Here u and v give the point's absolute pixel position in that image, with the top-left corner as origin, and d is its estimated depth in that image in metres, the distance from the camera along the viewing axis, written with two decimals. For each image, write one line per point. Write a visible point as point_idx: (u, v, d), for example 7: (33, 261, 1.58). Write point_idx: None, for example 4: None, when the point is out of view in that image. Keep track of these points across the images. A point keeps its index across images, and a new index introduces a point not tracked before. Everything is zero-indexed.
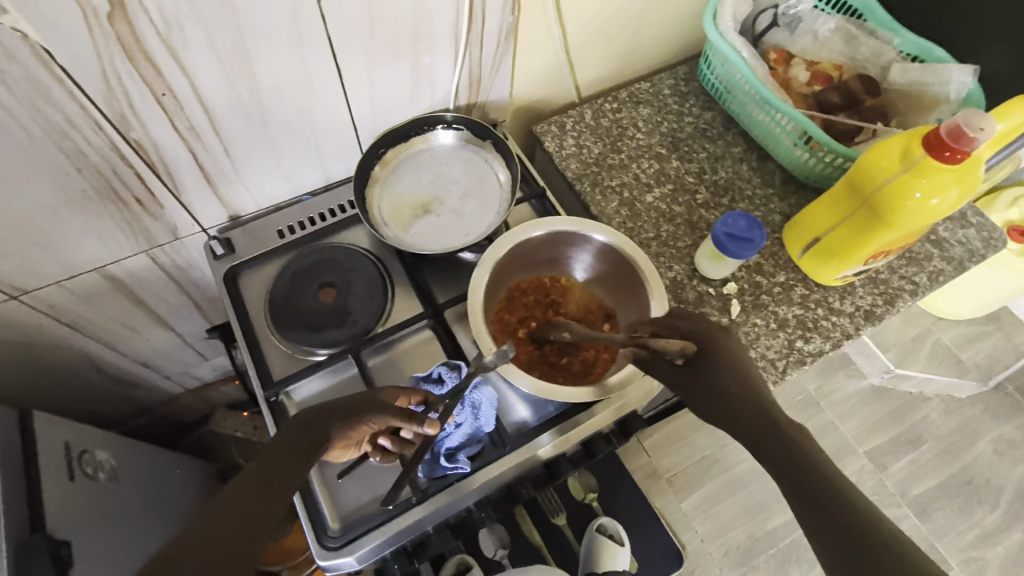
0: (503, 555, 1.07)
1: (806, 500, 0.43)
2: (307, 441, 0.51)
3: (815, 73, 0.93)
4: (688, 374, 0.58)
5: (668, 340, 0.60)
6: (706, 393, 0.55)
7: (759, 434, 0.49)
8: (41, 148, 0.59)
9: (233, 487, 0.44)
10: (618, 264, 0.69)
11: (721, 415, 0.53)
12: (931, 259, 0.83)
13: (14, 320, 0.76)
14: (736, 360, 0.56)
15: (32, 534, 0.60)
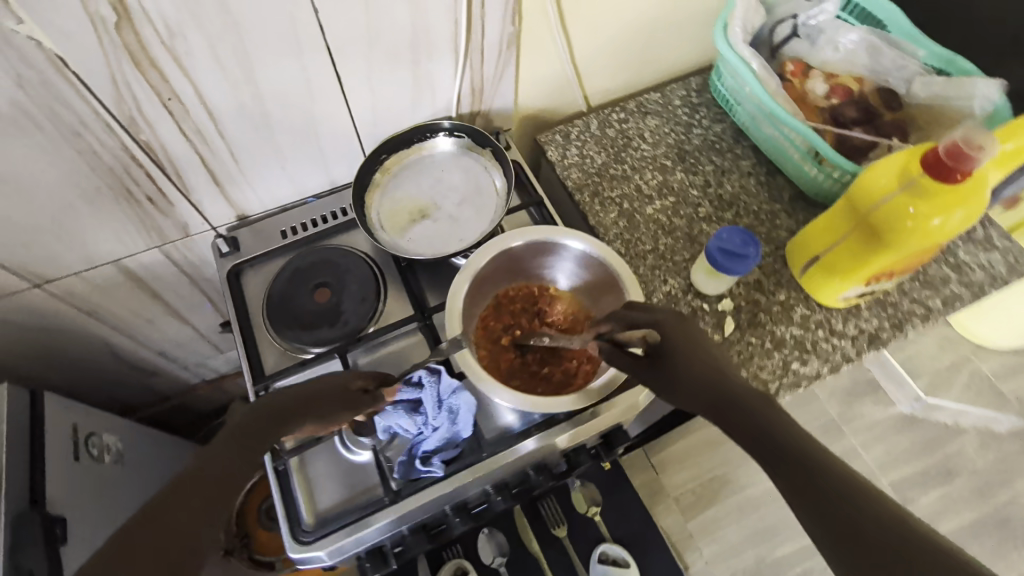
0: (501, 564, 1.05)
1: (807, 485, 0.41)
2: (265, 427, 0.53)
3: (833, 86, 0.89)
4: (648, 360, 0.57)
5: (627, 330, 0.60)
6: (666, 378, 0.54)
7: (736, 419, 0.46)
8: (57, 147, 0.63)
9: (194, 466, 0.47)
10: (601, 275, 0.69)
11: (685, 398, 0.52)
12: (948, 282, 0.78)
13: (37, 307, 0.82)
14: (694, 342, 0.55)
15: (30, 507, 0.64)
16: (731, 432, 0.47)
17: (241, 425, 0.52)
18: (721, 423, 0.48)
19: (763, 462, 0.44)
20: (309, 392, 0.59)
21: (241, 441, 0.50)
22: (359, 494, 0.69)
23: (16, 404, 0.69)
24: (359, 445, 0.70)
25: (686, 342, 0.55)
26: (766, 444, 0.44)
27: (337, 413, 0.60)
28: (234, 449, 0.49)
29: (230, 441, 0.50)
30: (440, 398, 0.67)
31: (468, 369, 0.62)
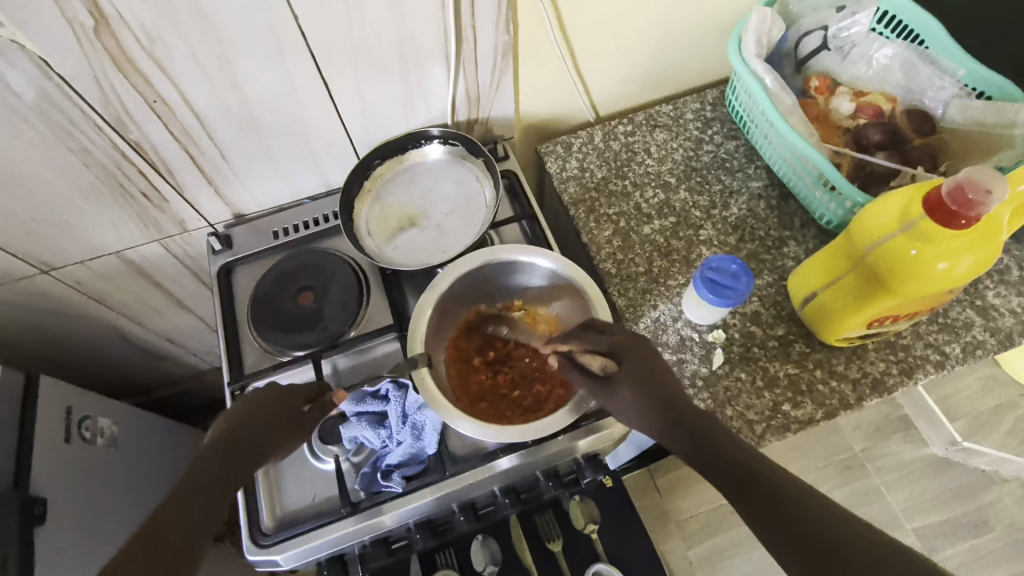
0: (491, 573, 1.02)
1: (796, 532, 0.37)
2: (225, 462, 0.53)
3: (861, 104, 0.82)
4: (609, 387, 0.55)
5: (586, 353, 0.59)
6: (620, 404, 0.54)
7: (700, 452, 0.46)
8: (51, 144, 0.66)
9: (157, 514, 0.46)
10: (575, 298, 0.66)
11: (643, 425, 0.52)
12: (971, 328, 0.71)
13: (46, 291, 0.86)
14: (648, 369, 0.54)
15: (13, 488, 0.67)
16: (697, 465, 0.46)
17: (201, 470, 0.51)
18: (682, 450, 0.48)
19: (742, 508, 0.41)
20: (235, 449, 0.55)
21: (167, 526, 0.45)
22: (320, 501, 0.68)
23: (10, 385, 0.73)
24: (325, 454, 0.69)
25: (646, 367, 0.55)
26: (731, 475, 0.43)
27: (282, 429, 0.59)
28: (163, 535, 0.44)
29: (160, 519, 0.46)
30: (405, 413, 0.66)
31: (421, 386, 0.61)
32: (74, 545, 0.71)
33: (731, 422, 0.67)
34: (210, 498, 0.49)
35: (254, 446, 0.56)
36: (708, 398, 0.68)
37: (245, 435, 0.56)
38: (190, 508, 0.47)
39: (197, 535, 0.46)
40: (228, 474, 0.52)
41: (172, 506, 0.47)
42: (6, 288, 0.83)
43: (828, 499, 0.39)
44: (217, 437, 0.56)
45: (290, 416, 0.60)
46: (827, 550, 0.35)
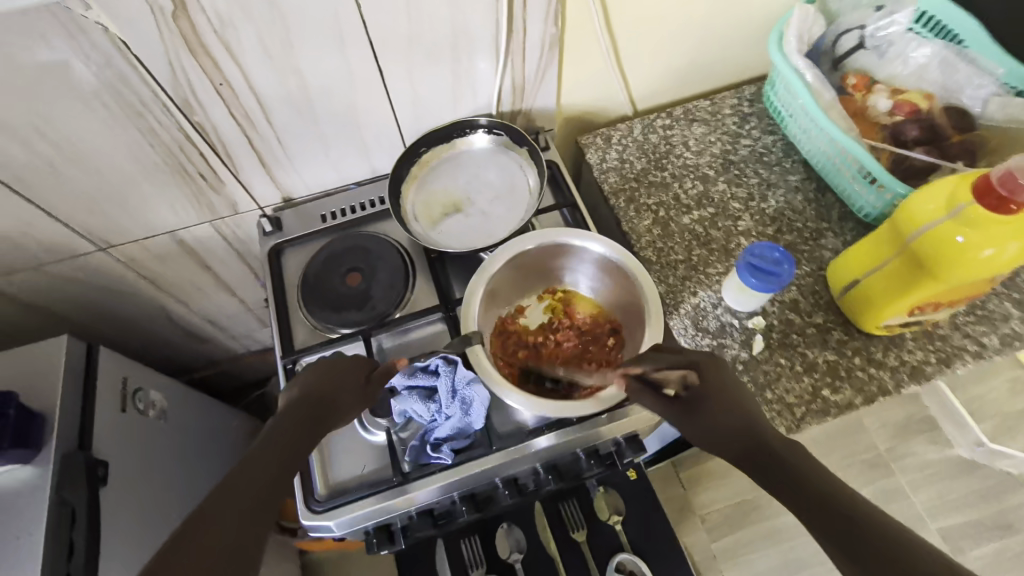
0: (517, 560, 1.02)
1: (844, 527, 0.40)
2: (302, 427, 0.56)
3: (898, 101, 0.83)
4: (685, 405, 0.54)
5: (664, 371, 0.57)
6: (697, 421, 0.52)
7: (771, 474, 0.46)
8: (121, 124, 0.69)
9: (240, 469, 0.49)
10: (619, 279, 0.69)
11: (715, 444, 0.51)
12: (1009, 320, 0.72)
13: (103, 267, 0.89)
14: (730, 391, 0.53)
15: (77, 450, 0.70)
16: (767, 483, 0.46)
17: (278, 433, 0.54)
18: (754, 471, 0.48)
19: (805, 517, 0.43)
20: (307, 412, 0.57)
21: (247, 483, 0.48)
22: (370, 472, 0.71)
23: (72, 355, 0.76)
24: (375, 426, 0.73)
25: (722, 391, 0.53)
26: (802, 498, 0.43)
27: (351, 401, 0.62)
28: (245, 486, 0.48)
29: (240, 476, 0.48)
30: (454, 388, 0.68)
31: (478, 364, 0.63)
32: (128, 508, 0.75)
33: (771, 405, 0.69)
34: (286, 456, 0.52)
35: (324, 410, 0.59)
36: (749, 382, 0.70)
37: (316, 398, 0.59)
38: (269, 465, 0.51)
39: (273, 492, 0.49)
40: (303, 435, 0.55)
41: (251, 463, 0.50)
42: (66, 265, 0.87)
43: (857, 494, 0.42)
44: (290, 400, 0.59)
45: (357, 383, 0.63)
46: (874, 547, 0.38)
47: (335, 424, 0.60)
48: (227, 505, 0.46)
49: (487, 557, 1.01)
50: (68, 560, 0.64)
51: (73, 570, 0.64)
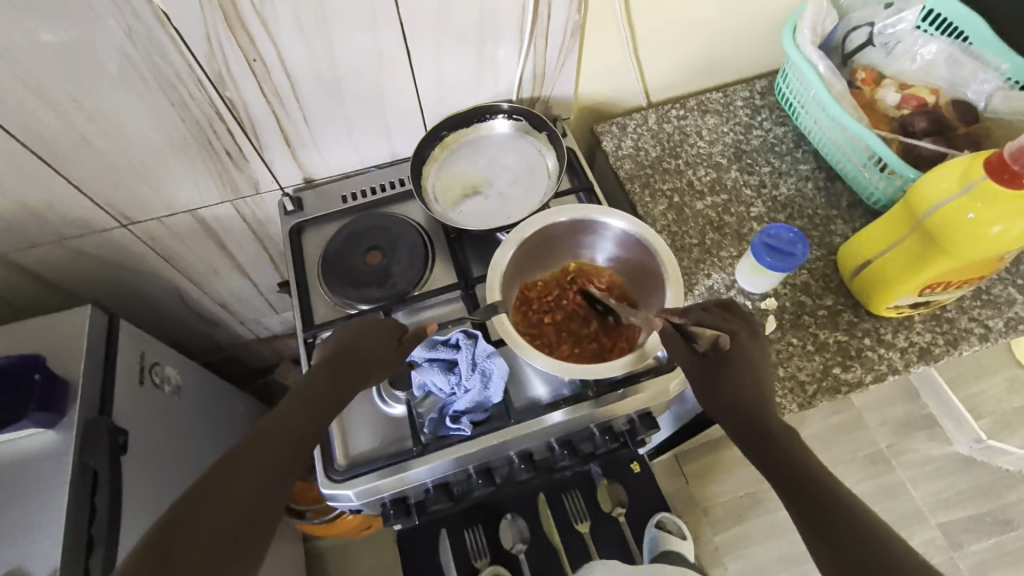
0: (521, 551, 1.02)
1: (819, 513, 0.41)
2: (331, 386, 0.58)
3: (906, 95, 0.85)
4: (713, 364, 0.56)
5: (701, 327, 0.58)
6: (716, 380, 0.54)
7: (763, 447, 0.47)
8: (155, 96, 0.70)
9: (268, 422, 0.51)
10: (634, 248, 0.71)
11: (721, 406, 0.53)
12: (1013, 303, 0.74)
13: (122, 244, 0.91)
14: (754, 364, 0.55)
15: (100, 416, 0.71)
16: (754, 456, 0.48)
17: (306, 390, 0.56)
18: (747, 441, 0.49)
19: (789, 502, 0.43)
20: (339, 371, 0.60)
21: (274, 434, 0.50)
22: (388, 444, 0.72)
23: (95, 326, 0.76)
24: (394, 399, 0.74)
25: (748, 362, 0.55)
26: (790, 484, 0.44)
27: (381, 363, 0.63)
28: (275, 440, 0.50)
29: (268, 429, 0.51)
30: (474, 360, 0.69)
31: (500, 327, 0.65)
32: (146, 478, 0.75)
33: (784, 382, 0.70)
34: (315, 413, 0.55)
35: (357, 370, 0.61)
36: None
37: (349, 358, 0.61)
38: (299, 420, 0.53)
39: (301, 448, 0.51)
40: (333, 394, 0.57)
41: (280, 417, 0.52)
42: (89, 240, 0.88)
43: (844, 490, 0.42)
44: (323, 357, 0.62)
45: (391, 346, 0.65)
46: (845, 537, 0.39)
47: (367, 385, 0.61)
48: (255, 456, 0.48)
49: (491, 547, 1.01)
50: (91, 523, 0.65)
51: (95, 533, 0.65)
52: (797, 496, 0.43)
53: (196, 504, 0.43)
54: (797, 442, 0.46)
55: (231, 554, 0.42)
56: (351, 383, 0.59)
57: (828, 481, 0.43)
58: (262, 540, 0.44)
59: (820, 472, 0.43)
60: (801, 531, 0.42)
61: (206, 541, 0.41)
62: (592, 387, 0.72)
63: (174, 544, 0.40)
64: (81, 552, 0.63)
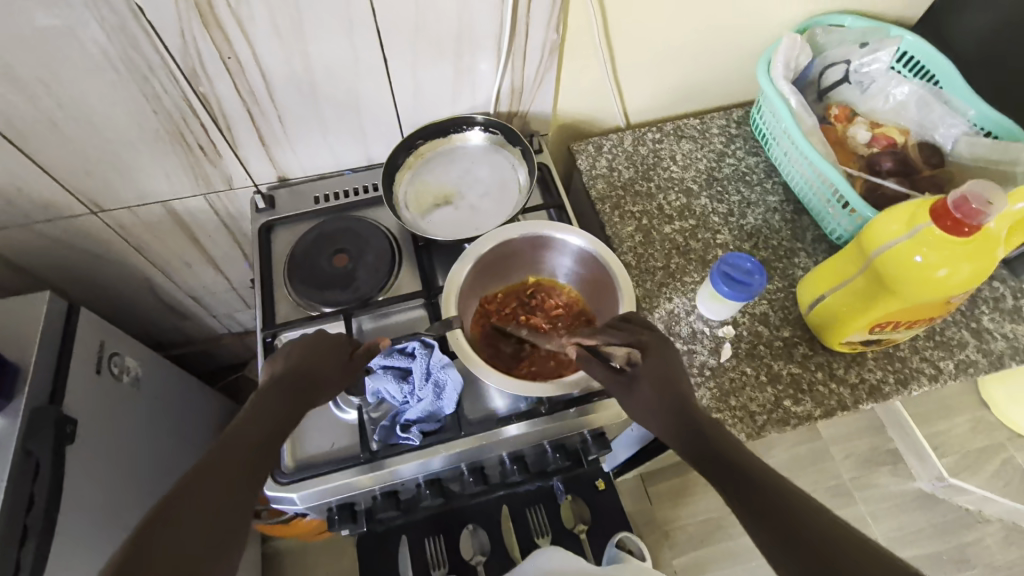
0: (480, 563, 1.02)
1: (774, 512, 0.42)
2: (290, 401, 0.58)
3: (876, 134, 0.87)
4: (629, 380, 0.58)
5: (611, 346, 0.60)
6: (636, 395, 0.57)
7: (708, 455, 0.49)
8: (126, 86, 0.70)
9: (228, 439, 0.51)
10: (590, 264, 0.72)
11: (650, 418, 0.55)
12: (965, 347, 0.75)
13: (90, 231, 0.90)
14: (670, 370, 0.57)
15: (49, 404, 0.70)
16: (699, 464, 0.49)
17: (262, 405, 0.56)
18: (688, 451, 0.51)
19: (739, 504, 0.45)
20: (292, 387, 0.59)
21: (234, 449, 0.50)
22: (337, 449, 0.71)
23: (54, 312, 0.76)
24: (348, 404, 0.74)
25: (668, 368, 0.57)
26: (739, 487, 0.45)
27: (338, 376, 0.64)
28: (230, 460, 0.49)
29: (228, 446, 0.50)
30: (428, 370, 0.69)
31: (453, 337, 0.65)
32: (92, 468, 0.75)
33: (734, 411, 0.71)
34: (271, 429, 0.54)
35: (309, 384, 0.61)
36: (714, 386, 0.73)
37: (300, 373, 0.61)
38: (254, 436, 0.52)
39: (259, 461, 0.51)
40: (288, 409, 0.57)
41: (238, 432, 0.52)
42: (57, 224, 0.88)
43: (788, 483, 0.45)
44: (273, 376, 0.61)
45: (342, 358, 0.65)
46: (804, 535, 0.40)
47: (321, 398, 0.61)
48: (219, 471, 0.48)
49: (451, 558, 1.00)
50: (27, 511, 0.64)
51: (31, 523, 0.64)
52: (751, 504, 0.44)
53: (157, 528, 0.42)
54: (741, 446, 0.49)
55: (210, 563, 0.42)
56: (308, 396, 0.60)
57: (778, 481, 0.45)
58: (231, 559, 0.44)
59: (768, 473, 0.45)
60: (753, 532, 0.43)
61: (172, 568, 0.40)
62: (545, 404, 0.73)
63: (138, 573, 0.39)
64: (14, 542, 0.62)
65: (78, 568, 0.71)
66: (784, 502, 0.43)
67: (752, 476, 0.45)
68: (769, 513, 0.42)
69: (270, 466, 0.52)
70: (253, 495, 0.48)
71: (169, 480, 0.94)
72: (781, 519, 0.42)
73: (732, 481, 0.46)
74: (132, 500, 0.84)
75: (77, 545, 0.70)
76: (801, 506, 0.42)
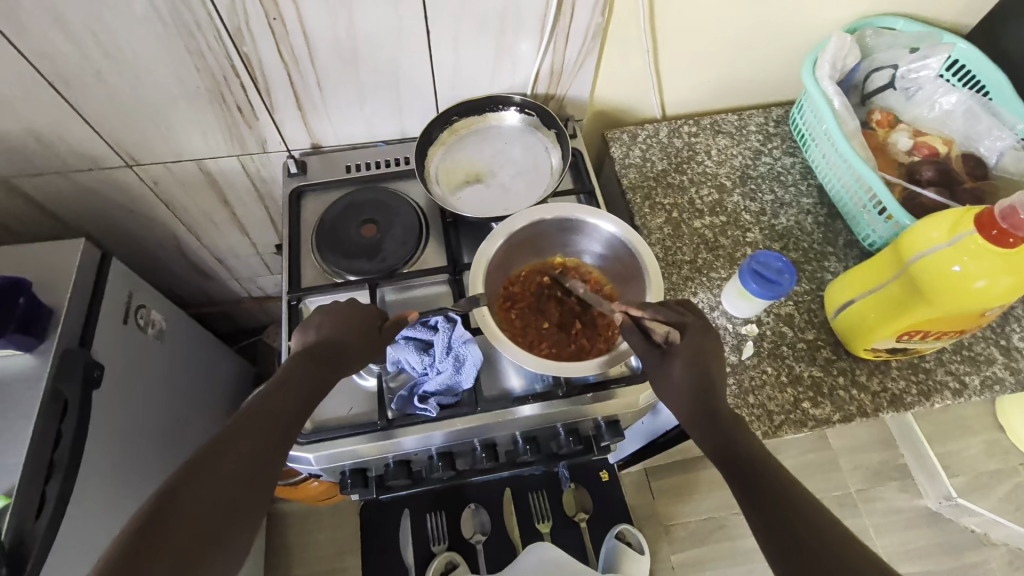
0: (480, 541, 1.02)
1: (773, 506, 0.43)
2: (321, 370, 0.58)
3: (918, 142, 0.85)
4: (663, 357, 0.58)
5: (654, 321, 0.60)
6: (666, 371, 0.57)
7: (724, 447, 0.49)
8: (172, 41, 0.70)
9: (258, 403, 0.52)
10: (619, 251, 0.72)
11: (673, 397, 0.56)
12: (992, 363, 0.74)
13: (125, 183, 0.92)
14: (705, 354, 0.57)
15: (78, 347, 0.72)
16: (714, 448, 0.50)
17: (295, 371, 0.56)
18: (705, 442, 0.51)
19: (742, 497, 0.45)
20: (322, 358, 0.59)
21: (264, 414, 0.51)
22: (354, 415, 0.72)
23: (87, 260, 0.77)
24: (368, 371, 0.74)
25: (704, 356, 0.56)
26: (745, 480, 0.45)
27: (369, 348, 0.63)
28: (259, 425, 0.50)
29: (259, 409, 0.51)
30: (450, 344, 0.70)
31: (478, 313, 0.65)
32: (113, 415, 0.76)
33: (752, 409, 0.70)
34: (299, 400, 0.54)
35: (338, 356, 0.60)
36: (733, 383, 0.72)
37: (331, 344, 0.61)
38: (283, 404, 0.53)
39: (285, 431, 0.51)
40: (316, 380, 0.57)
41: (269, 397, 0.53)
42: (93, 175, 0.89)
43: (791, 479, 0.45)
44: (307, 344, 0.61)
45: (371, 332, 0.64)
46: (801, 532, 0.41)
47: (349, 372, 0.61)
48: (248, 435, 0.48)
49: (451, 533, 1.01)
50: (54, 448, 0.66)
51: (57, 459, 0.65)
52: (750, 492, 0.45)
53: (183, 487, 0.43)
54: (752, 440, 0.49)
55: (230, 528, 0.43)
56: (337, 367, 0.60)
57: (781, 476, 0.45)
58: (251, 526, 0.45)
59: (773, 468, 0.46)
60: (753, 526, 0.44)
61: (196, 534, 0.41)
62: (563, 387, 0.72)
63: (162, 535, 0.40)
64: (39, 476, 0.63)
65: (97, 508, 0.72)
66: (782, 497, 0.43)
67: (757, 467, 0.46)
68: (765, 503, 0.43)
69: (296, 433, 0.52)
70: (277, 465, 0.49)
71: (184, 433, 0.95)
72: (778, 514, 0.42)
73: (735, 469, 0.47)
74: (150, 449, 0.85)
75: (95, 486, 0.72)
76: (798, 503, 0.43)
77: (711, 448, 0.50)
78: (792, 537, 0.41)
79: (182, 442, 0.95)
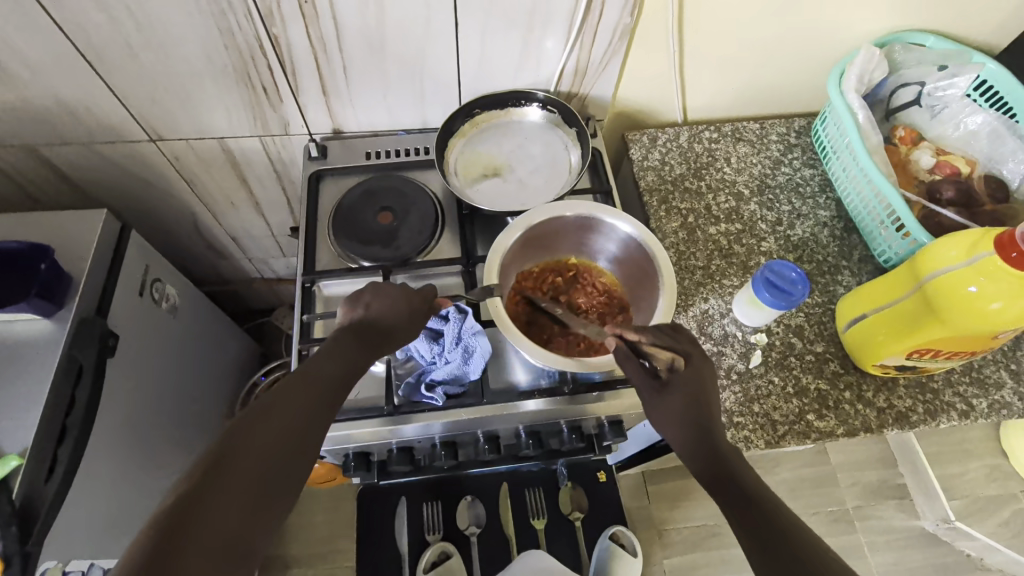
0: (474, 534, 1.02)
1: (772, 535, 0.42)
2: (360, 346, 0.58)
3: (941, 161, 0.84)
4: (661, 386, 0.57)
5: (655, 347, 0.58)
6: (664, 403, 0.56)
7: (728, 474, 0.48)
8: (204, 18, 0.71)
9: (300, 375, 0.52)
10: (633, 252, 0.73)
11: (670, 428, 0.55)
12: (1001, 387, 0.73)
13: (147, 156, 0.93)
14: (705, 387, 0.57)
15: (94, 315, 0.73)
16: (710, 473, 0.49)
17: (335, 346, 0.57)
18: (698, 467, 0.51)
19: (738, 526, 0.45)
20: (365, 333, 0.60)
21: (305, 385, 0.51)
22: (361, 399, 0.73)
23: (106, 232, 0.78)
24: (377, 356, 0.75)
25: (700, 385, 0.56)
26: (743, 509, 0.45)
27: (410, 326, 0.64)
28: (299, 396, 0.50)
29: (299, 380, 0.52)
30: (459, 335, 0.70)
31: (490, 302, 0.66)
32: (124, 383, 0.78)
33: (756, 418, 0.71)
34: (343, 368, 0.55)
35: (379, 334, 0.61)
36: (738, 391, 0.72)
37: (372, 322, 0.61)
38: (323, 375, 0.53)
39: (325, 402, 0.52)
40: (356, 354, 0.57)
41: (310, 369, 0.53)
42: (116, 147, 0.90)
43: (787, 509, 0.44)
44: (349, 320, 0.62)
45: (415, 307, 0.65)
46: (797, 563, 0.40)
47: (392, 347, 0.62)
48: (287, 405, 0.49)
49: (445, 524, 1.02)
50: (67, 413, 0.67)
51: (70, 423, 0.67)
52: (745, 517, 0.45)
53: (222, 451, 0.44)
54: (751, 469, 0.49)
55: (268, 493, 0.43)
56: (377, 345, 0.60)
57: (777, 506, 0.44)
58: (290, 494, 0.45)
59: (770, 498, 0.45)
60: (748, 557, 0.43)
61: (241, 490, 0.42)
62: (568, 384, 0.73)
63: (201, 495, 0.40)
64: (51, 439, 0.65)
65: (104, 473, 0.74)
66: (772, 517, 0.44)
67: (758, 493, 0.46)
68: (765, 532, 0.43)
69: (336, 406, 0.53)
70: (315, 435, 0.49)
71: (190, 407, 0.96)
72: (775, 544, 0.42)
73: (736, 498, 0.46)
74: (157, 421, 0.86)
75: (102, 453, 0.73)
76: (796, 534, 0.42)
77: (706, 475, 0.50)
78: (782, 559, 0.41)
79: (188, 415, 0.96)
